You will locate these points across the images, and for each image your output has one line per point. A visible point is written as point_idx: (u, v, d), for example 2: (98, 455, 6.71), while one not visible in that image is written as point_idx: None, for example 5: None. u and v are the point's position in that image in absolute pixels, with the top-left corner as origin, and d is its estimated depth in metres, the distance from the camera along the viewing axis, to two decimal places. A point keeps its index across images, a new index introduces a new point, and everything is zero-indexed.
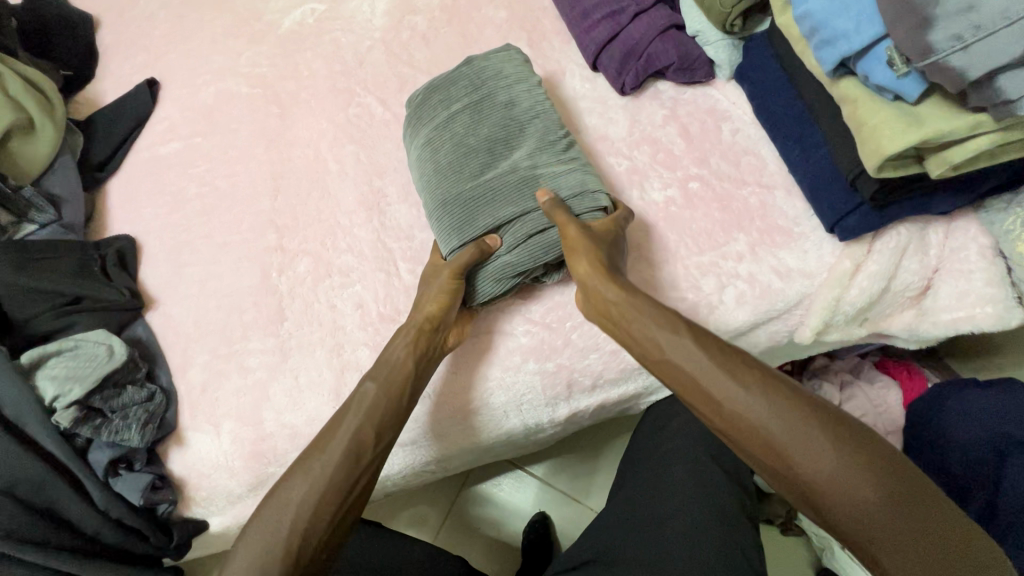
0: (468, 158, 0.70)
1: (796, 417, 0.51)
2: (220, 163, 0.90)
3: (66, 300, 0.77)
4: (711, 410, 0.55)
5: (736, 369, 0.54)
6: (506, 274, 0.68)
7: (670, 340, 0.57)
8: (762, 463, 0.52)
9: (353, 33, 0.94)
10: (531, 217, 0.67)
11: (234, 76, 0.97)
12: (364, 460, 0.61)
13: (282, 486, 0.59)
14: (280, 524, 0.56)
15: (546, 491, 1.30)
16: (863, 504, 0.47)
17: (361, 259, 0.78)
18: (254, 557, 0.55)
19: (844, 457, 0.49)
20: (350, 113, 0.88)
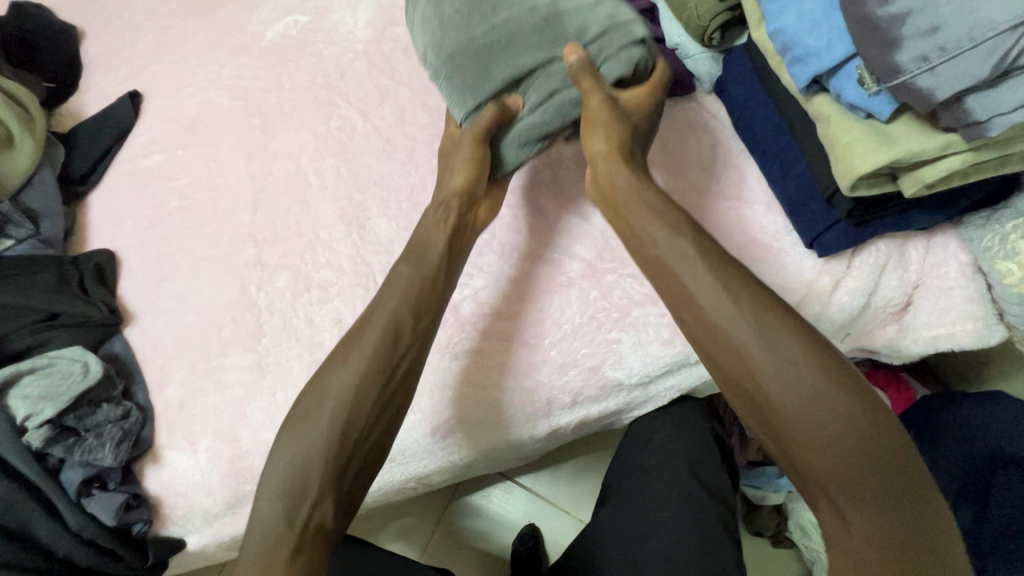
0: (478, 3, 0.64)
1: (795, 352, 0.48)
2: (201, 175, 0.90)
3: (41, 317, 0.76)
4: (703, 338, 0.52)
5: (731, 283, 0.51)
6: (529, 137, 0.66)
7: (676, 255, 0.53)
8: (737, 386, 0.50)
9: (335, 45, 0.94)
10: (556, 67, 0.64)
11: (217, 88, 0.96)
12: (403, 343, 0.60)
13: (324, 370, 0.59)
14: (320, 418, 0.56)
15: (535, 502, 1.30)
16: (830, 441, 0.46)
17: (340, 273, 0.78)
18: (297, 452, 0.55)
19: (821, 391, 0.47)
20: (331, 126, 0.88)
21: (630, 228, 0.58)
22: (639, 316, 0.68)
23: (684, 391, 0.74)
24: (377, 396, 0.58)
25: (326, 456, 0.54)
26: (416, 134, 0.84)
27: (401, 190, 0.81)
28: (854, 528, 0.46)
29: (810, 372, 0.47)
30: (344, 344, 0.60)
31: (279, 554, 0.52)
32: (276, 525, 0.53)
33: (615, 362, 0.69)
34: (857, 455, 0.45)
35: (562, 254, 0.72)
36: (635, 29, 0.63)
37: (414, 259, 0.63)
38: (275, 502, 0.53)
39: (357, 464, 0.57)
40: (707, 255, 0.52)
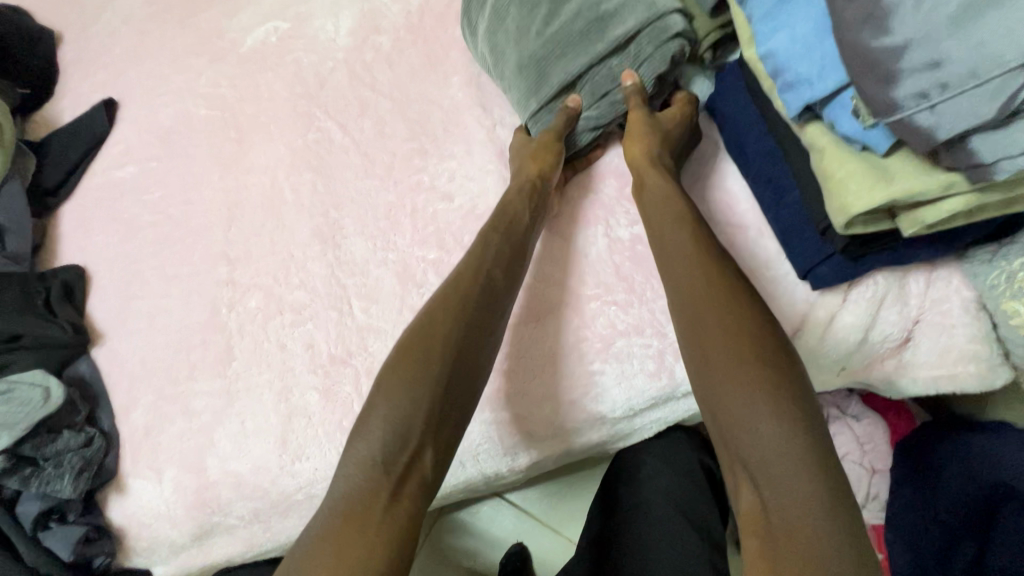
0: (530, 21, 0.70)
1: (742, 327, 0.50)
2: (175, 188, 0.87)
3: (4, 338, 0.73)
4: (673, 314, 0.55)
5: (707, 262, 0.54)
6: (590, 130, 0.70)
7: (681, 232, 0.57)
8: (688, 359, 0.53)
9: (316, 53, 0.90)
10: (613, 64, 0.68)
11: (193, 97, 0.93)
12: (497, 302, 0.60)
13: (435, 322, 0.57)
14: (425, 376, 0.54)
15: (524, 520, 1.26)
16: (756, 421, 0.46)
17: (314, 295, 0.74)
18: (398, 408, 0.54)
19: (759, 373, 0.48)
20: (309, 138, 0.84)
21: (651, 220, 0.60)
22: (623, 347, 0.65)
23: (670, 424, 0.70)
24: (480, 356, 0.57)
25: (427, 412, 0.54)
26: (396, 148, 0.80)
27: (378, 207, 0.77)
28: (765, 504, 0.45)
29: (751, 350, 0.49)
30: (441, 301, 0.59)
31: (374, 503, 0.51)
32: (368, 476, 0.52)
33: (597, 396, 0.65)
34: (780, 435, 0.46)
35: (544, 279, 0.68)
36: (673, 16, 0.64)
37: (507, 216, 0.65)
38: (369, 452, 0.53)
39: (453, 420, 0.56)
40: (695, 239, 0.56)
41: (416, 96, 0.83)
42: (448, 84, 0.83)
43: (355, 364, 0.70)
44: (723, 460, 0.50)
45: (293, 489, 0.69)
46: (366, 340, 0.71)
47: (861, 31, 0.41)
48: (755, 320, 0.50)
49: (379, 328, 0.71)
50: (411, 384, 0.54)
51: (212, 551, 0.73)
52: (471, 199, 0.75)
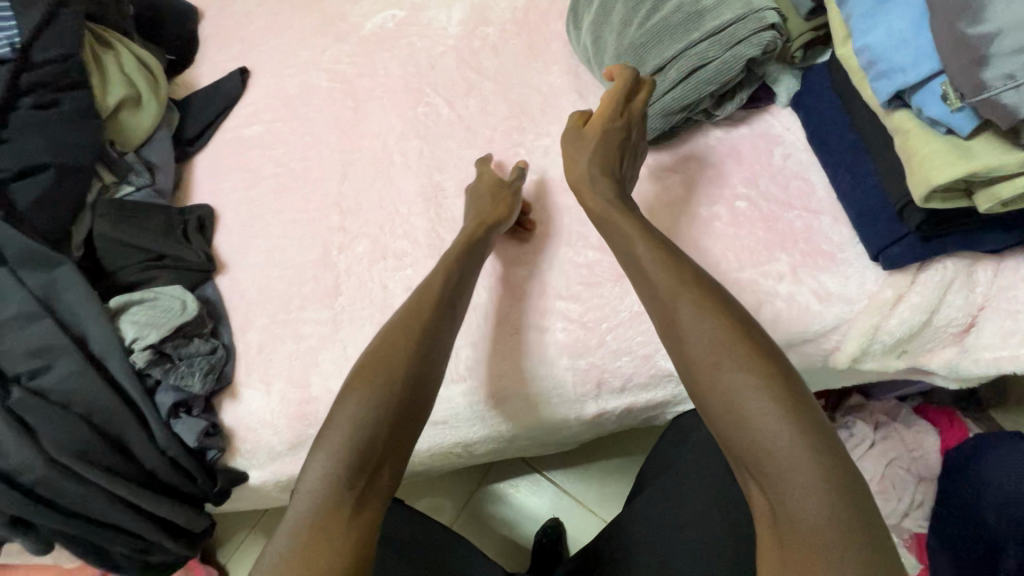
0: (635, 13, 0.77)
1: (722, 347, 0.55)
2: (296, 147, 0.99)
3: (149, 256, 0.86)
4: (660, 328, 0.61)
5: (683, 291, 0.59)
6: (670, 112, 0.74)
7: (651, 260, 0.61)
8: (685, 380, 0.58)
9: (428, 39, 1.01)
10: (705, 49, 0.71)
11: (317, 70, 1.06)
12: (446, 316, 0.67)
13: (388, 334, 0.64)
14: (386, 385, 0.60)
15: (562, 496, 1.32)
16: (757, 434, 0.52)
17: (416, 245, 0.84)
18: (360, 415, 0.58)
19: (749, 386, 0.53)
20: (419, 111, 0.95)
21: (619, 246, 0.66)
22: None
23: None
24: (434, 363, 0.63)
25: (388, 421, 0.58)
26: (497, 125, 0.90)
27: (478, 175, 0.87)
28: (773, 511, 0.51)
29: (734, 366, 0.54)
30: (402, 318, 0.65)
31: (339, 513, 0.55)
32: (332, 488, 0.55)
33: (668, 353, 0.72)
34: (779, 440, 0.51)
35: None
36: (768, 11, 0.68)
37: (467, 248, 0.73)
38: (328, 464, 0.56)
39: (410, 425, 0.61)
40: (678, 261, 0.61)
41: (518, 81, 0.93)
42: (548, 71, 0.92)
43: None
44: (738, 471, 0.56)
45: None
46: None
47: (957, 21, 0.48)
48: (743, 338, 0.55)
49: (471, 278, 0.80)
50: (371, 393, 0.59)
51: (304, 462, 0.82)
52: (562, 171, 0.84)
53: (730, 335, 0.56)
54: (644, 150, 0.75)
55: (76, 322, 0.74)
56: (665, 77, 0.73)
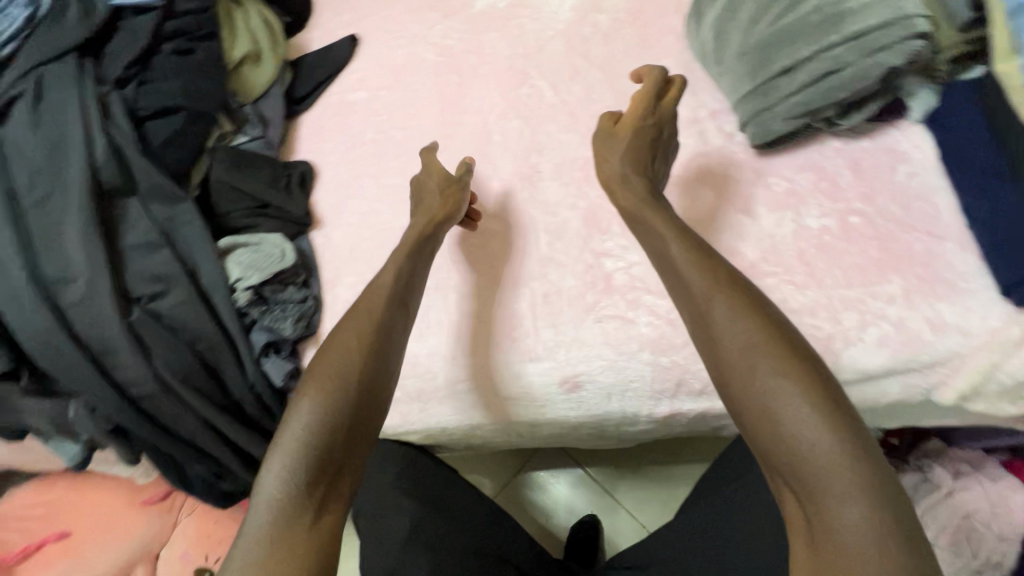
0: (766, 11, 0.75)
1: (757, 351, 0.56)
2: (398, 116, 1.01)
3: (256, 204, 0.91)
4: (693, 328, 0.62)
5: (720, 292, 0.60)
6: (793, 117, 0.72)
7: (685, 263, 0.62)
8: (717, 379, 0.59)
9: (539, 22, 1.02)
10: (841, 54, 0.68)
11: (425, 44, 1.08)
12: (398, 316, 0.68)
13: (336, 336, 0.65)
14: (341, 388, 0.60)
15: (602, 495, 1.31)
16: (791, 436, 0.52)
17: (507, 223, 0.85)
18: (313, 421, 0.58)
19: (786, 385, 0.54)
20: (522, 92, 0.95)
21: (652, 243, 0.67)
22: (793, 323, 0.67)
23: None
24: (383, 366, 0.64)
25: (341, 427, 0.59)
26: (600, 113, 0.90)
27: (575, 160, 0.86)
28: (808, 518, 0.51)
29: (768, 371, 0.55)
30: (355, 328, 0.65)
31: (298, 524, 0.54)
32: (290, 496, 0.55)
33: None
34: (816, 445, 0.51)
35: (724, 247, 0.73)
36: (920, 19, 0.65)
37: (408, 252, 0.75)
38: (285, 472, 0.56)
39: (362, 429, 0.61)
40: (713, 260, 0.62)
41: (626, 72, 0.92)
42: (659, 64, 0.90)
43: (533, 287, 0.79)
44: (770, 475, 0.55)
45: (456, 378, 0.78)
46: (545, 269, 0.80)
47: None
48: (779, 337, 0.56)
49: (559, 262, 0.80)
50: (324, 396, 0.59)
51: None
52: None
53: (765, 335, 0.56)
54: (676, 148, 0.77)
55: (190, 255, 0.79)
56: (792, 79, 0.71)
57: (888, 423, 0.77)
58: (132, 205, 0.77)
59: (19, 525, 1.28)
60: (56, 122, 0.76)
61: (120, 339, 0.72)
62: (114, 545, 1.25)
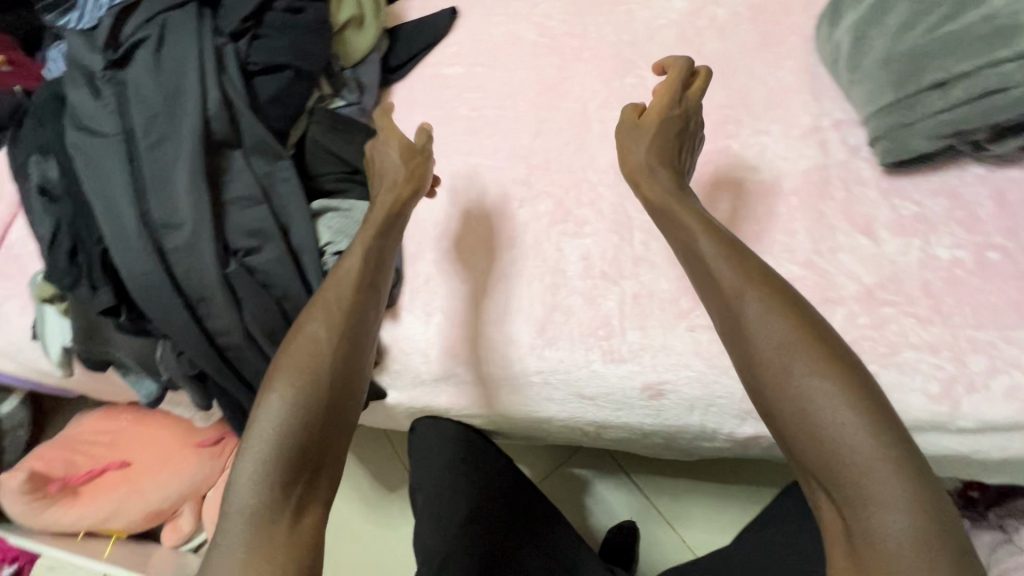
0: (922, 18, 0.69)
1: (793, 349, 0.53)
2: (494, 94, 0.99)
3: (348, 169, 0.89)
4: (720, 327, 0.59)
5: (755, 288, 0.57)
6: (941, 135, 0.67)
7: (713, 255, 0.59)
8: (748, 378, 0.57)
9: (650, 10, 0.97)
10: (1009, 71, 0.62)
11: (527, 22, 1.05)
12: (365, 305, 0.66)
13: (302, 327, 0.62)
14: (313, 386, 0.59)
15: (643, 503, 1.28)
16: (830, 436, 0.50)
17: (599, 216, 0.82)
18: (285, 420, 0.57)
19: (828, 386, 0.51)
20: (627, 82, 0.91)
21: (679, 244, 0.64)
22: (910, 359, 0.63)
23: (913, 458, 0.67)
24: (351, 359, 0.62)
25: (315, 426, 0.58)
26: (710, 111, 0.85)
27: None
28: (844, 520, 0.50)
29: (804, 370, 0.53)
30: (322, 324, 0.62)
31: (275, 526, 0.54)
32: (265, 501, 0.55)
33: None
34: (855, 446, 0.50)
35: (838, 268, 0.69)
36: None
37: (377, 236, 0.70)
38: (258, 477, 0.55)
39: (337, 424, 0.60)
40: (737, 256, 0.59)
41: (743, 70, 0.86)
42: (779, 66, 0.85)
43: (623, 285, 0.76)
44: (801, 476, 0.54)
45: (532, 370, 0.77)
46: (638, 269, 0.77)
47: None
48: (815, 336, 0.54)
49: (653, 263, 0.77)
50: (294, 395, 0.58)
51: (442, 396, 0.85)
52: (776, 175, 0.77)
53: (803, 331, 0.54)
54: (699, 142, 0.75)
55: (284, 214, 0.79)
56: (944, 95, 0.66)
57: (989, 476, 0.73)
58: (236, 159, 0.78)
59: (80, 449, 1.34)
60: (175, 69, 0.77)
61: (215, 289, 0.73)
62: (168, 482, 1.31)
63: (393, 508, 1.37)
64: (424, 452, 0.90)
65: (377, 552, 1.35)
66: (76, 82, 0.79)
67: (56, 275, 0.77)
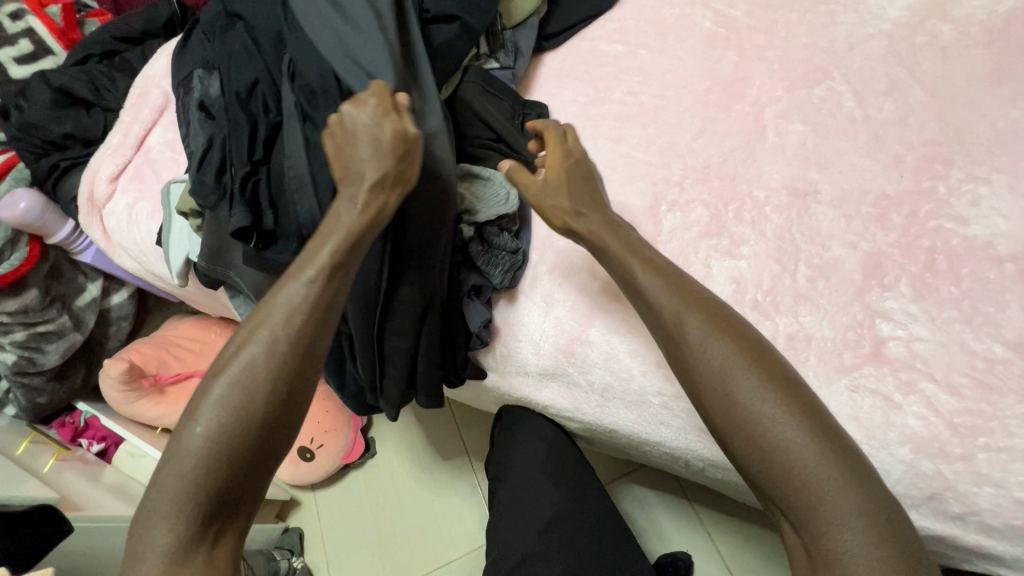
0: None
1: (732, 371, 0.54)
2: (655, 81, 0.90)
3: (492, 137, 0.84)
4: (666, 351, 0.59)
5: (696, 311, 0.57)
6: None
7: (654, 287, 0.59)
8: (700, 409, 0.57)
9: (856, 14, 0.85)
10: None
11: (704, 6, 0.94)
12: (319, 316, 0.58)
13: (242, 345, 0.56)
14: (241, 409, 0.53)
15: (706, 540, 1.18)
16: (780, 455, 0.51)
17: (761, 239, 0.73)
18: (207, 442, 0.53)
19: (778, 409, 0.52)
20: (814, 94, 0.81)
21: (619, 275, 0.63)
22: None
23: None
24: (297, 375, 0.56)
25: (243, 448, 0.53)
26: (914, 143, 0.73)
27: (867, 192, 0.72)
28: (807, 545, 0.51)
29: (752, 390, 0.53)
30: (263, 341, 0.56)
31: (196, 547, 0.52)
32: (179, 530, 0.51)
33: None
34: (807, 467, 0.51)
35: None
36: None
37: (352, 243, 0.61)
38: (175, 502, 0.52)
39: (277, 440, 0.56)
40: (676, 277, 0.60)
41: (965, 104, 0.74)
42: (1015, 105, 0.72)
43: (776, 322, 0.68)
44: (765, 504, 0.55)
45: (653, 392, 0.72)
46: (797, 307, 0.68)
47: None
48: (754, 356, 0.55)
49: (817, 304, 0.68)
50: (218, 415, 0.53)
51: (545, 392, 0.81)
52: (990, 234, 0.66)
53: (736, 347, 0.55)
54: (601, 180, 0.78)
55: None
56: None
57: None
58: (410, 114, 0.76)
59: (173, 352, 1.40)
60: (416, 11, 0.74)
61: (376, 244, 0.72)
62: None
63: (446, 476, 1.36)
64: (512, 441, 0.88)
65: (417, 512, 1.35)
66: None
67: (201, 192, 0.77)
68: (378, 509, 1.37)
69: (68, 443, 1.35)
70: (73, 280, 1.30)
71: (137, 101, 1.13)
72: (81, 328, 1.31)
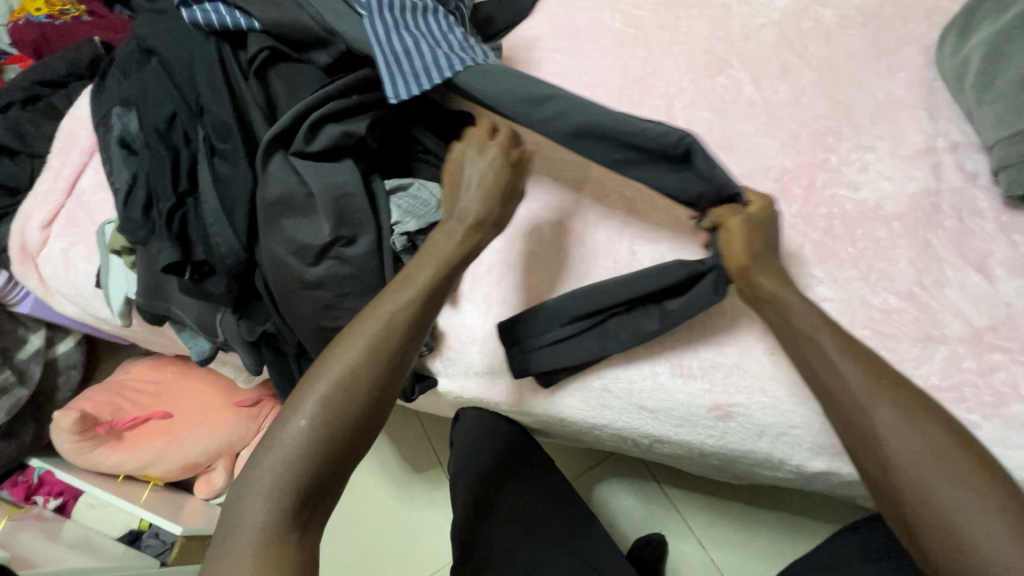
0: None
1: (938, 463, 0.51)
2: (573, 83, 0.94)
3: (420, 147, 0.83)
4: (846, 435, 0.56)
5: (887, 389, 0.55)
6: None
7: (843, 356, 0.57)
8: (882, 495, 0.53)
9: (749, 6, 0.91)
10: None
11: (613, 10, 0.98)
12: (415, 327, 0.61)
13: (336, 350, 0.58)
14: (342, 413, 0.56)
15: (677, 518, 1.21)
16: (985, 558, 0.47)
17: (678, 221, 0.78)
18: (303, 442, 0.54)
19: (985, 506, 0.48)
20: (717, 82, 0.86)
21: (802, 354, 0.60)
22: (1018, 412, 0.60)
23: None
24: (399, 378, 0.60)
25: (333, 449, 0.55)
26: (807, 120, 0.79)
27: (769, 169, 0.77)
28: None
29: (954, 485, 0.50)
30: (364, 349, 0.58)
31: (286, 541, 0.52)
32: (276, 521, 0.52)
33: None
34: None
35: (939, 305, 0.66)
36: None
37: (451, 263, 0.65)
38: (271, 496, 0.53)
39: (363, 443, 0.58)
40: (870, 356, 0.57)
41: (849, 80, 0.80)
42: (891, 78, 0.79)
43: None
44: None
45: (596, 375, 0.75)
46: None
47: None
48: (958, 447, 0.51)
49: None
50: (320, 418, 0.55)
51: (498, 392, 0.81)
52: (878, 197, 0.72)
53: (949, 440, 0.51)
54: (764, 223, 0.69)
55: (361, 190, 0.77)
56: None
57: None
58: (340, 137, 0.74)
59: (129, 396, 1.36)
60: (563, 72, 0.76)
61: (312, 270, 0.73)
62: (205, 436, 1.33)
63: (421, 489, 1.36)
64: (475, 444, 0.88)
65: (396, 528, 1.34)
66: (427, 76, 0.72)
67: (129, 228, 0.77)
68: (355, 531, 1.36)
69: (21, 502, 1.30)
70: (14, 332, 1.26)
71: (65, 144, 1.11)
72: (25, 381, 1.27)
